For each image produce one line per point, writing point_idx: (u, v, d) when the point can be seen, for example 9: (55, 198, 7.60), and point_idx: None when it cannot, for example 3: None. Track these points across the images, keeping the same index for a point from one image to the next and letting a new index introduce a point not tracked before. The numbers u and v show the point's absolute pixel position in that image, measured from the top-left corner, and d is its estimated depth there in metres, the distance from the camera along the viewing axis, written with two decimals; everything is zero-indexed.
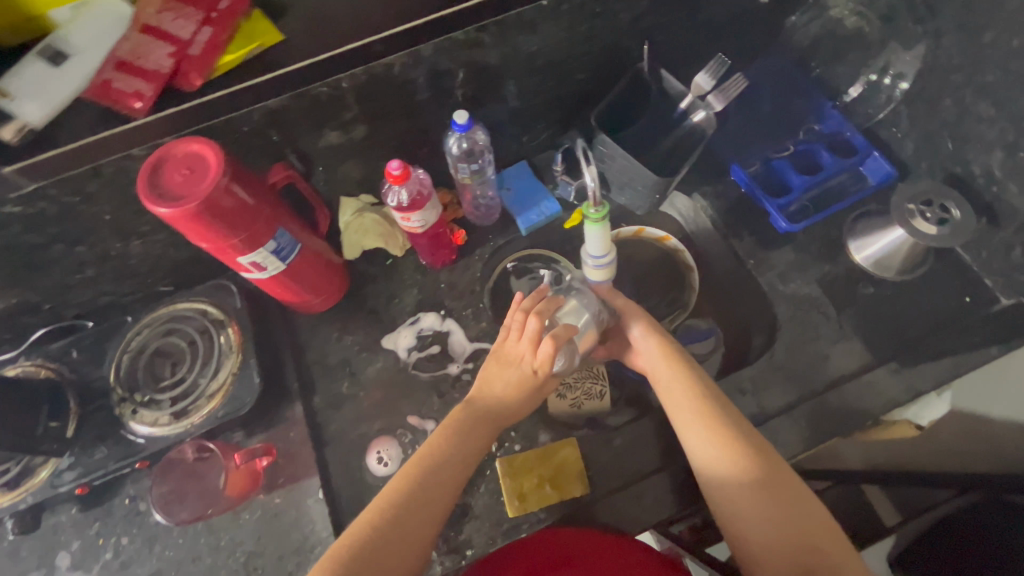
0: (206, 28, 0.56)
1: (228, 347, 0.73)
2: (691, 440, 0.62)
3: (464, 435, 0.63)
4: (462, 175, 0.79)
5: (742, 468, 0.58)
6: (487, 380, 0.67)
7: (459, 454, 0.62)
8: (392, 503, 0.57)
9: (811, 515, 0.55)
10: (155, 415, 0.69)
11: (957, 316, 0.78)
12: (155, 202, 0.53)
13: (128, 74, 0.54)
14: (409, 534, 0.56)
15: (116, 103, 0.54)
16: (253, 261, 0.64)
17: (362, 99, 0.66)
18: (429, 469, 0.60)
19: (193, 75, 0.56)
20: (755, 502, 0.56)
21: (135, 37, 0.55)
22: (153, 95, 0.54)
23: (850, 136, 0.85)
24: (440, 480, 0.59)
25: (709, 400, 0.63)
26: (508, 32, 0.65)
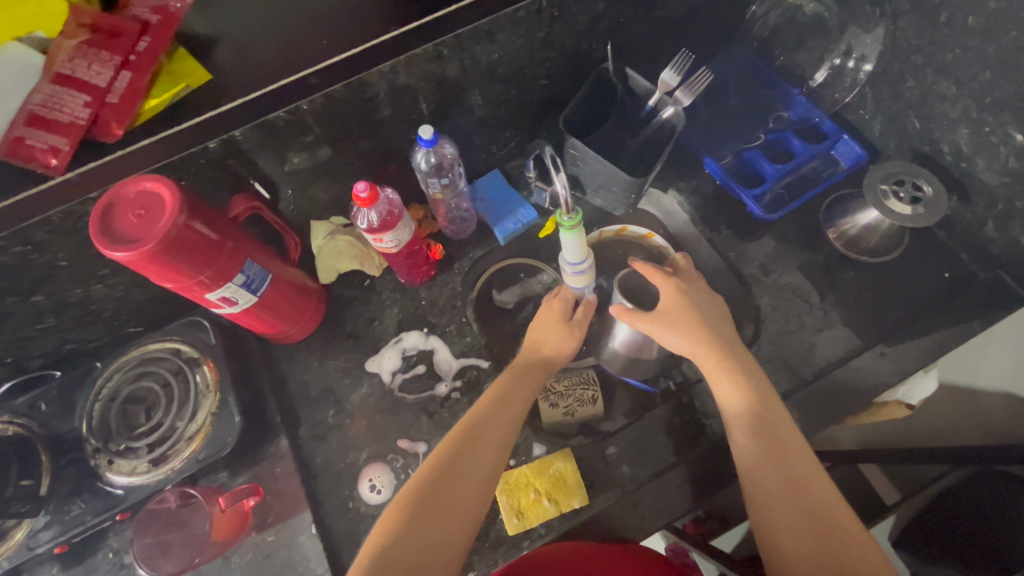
0: (124, 72, 0.53)
1: (205, 386, 0.70)
2: (739, 447, 0.59)
3: (525, 374, 0.67)
4: (433, 190, 0.77)
5: (789, 483, 0.54)
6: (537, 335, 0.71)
7: (521, 392, 0.65)
8: (458, 444, 0.59)
9: (858, 545, 0.49)
10: (132, 463, 0.67)
11: (938, 292, 0.79)
12: (110, 247, 0.51)
13: (41, 128, 0.51)
14: (473, 467, 0.57)
15: (30, 161, 0.51)
16: (221, 296, 0.62)
17: (323, 121, 0.64)
18: (493, 408, 0.62)
19: (113, 125, 0.53)
20: (794, 518, 0.52)
21: (46, 88, 0.52)
22: (71, 150, 0.52)
23: (818, 121, 0.85)
24: (501, 419, 0.61)
25: (767, 410, 0.60)
26: (467, 44, 0.63)
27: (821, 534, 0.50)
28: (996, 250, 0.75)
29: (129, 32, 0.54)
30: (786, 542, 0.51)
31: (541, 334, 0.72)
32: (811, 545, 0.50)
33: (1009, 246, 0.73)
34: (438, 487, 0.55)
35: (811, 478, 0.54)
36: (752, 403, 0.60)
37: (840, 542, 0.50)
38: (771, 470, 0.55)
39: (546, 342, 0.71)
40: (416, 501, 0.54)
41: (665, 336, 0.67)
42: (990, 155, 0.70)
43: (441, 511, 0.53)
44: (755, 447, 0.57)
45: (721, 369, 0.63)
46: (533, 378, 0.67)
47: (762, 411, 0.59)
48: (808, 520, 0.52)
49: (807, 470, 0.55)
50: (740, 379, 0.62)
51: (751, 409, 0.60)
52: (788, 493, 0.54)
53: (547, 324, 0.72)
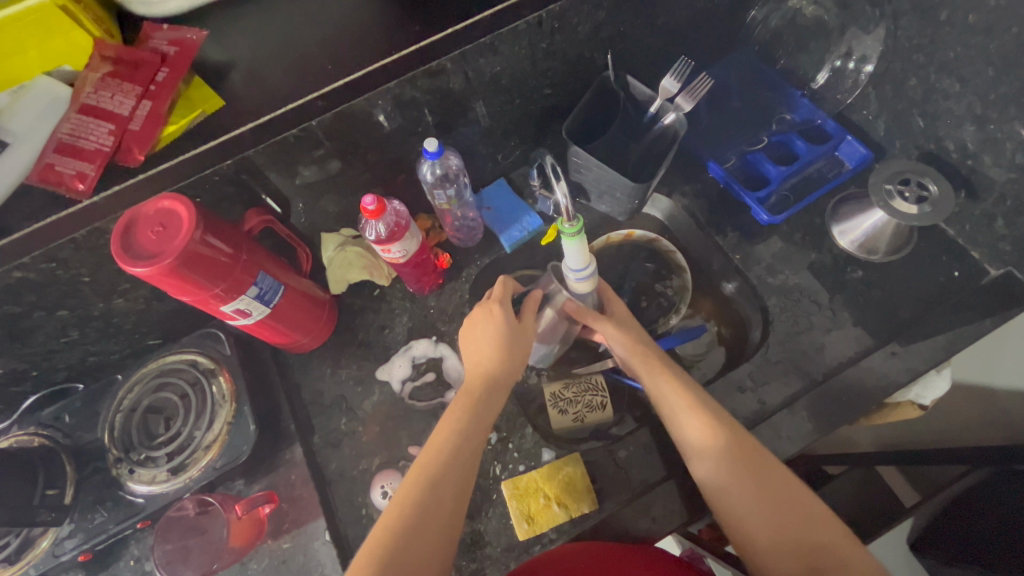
0: (145, 101, 0.56)
1: (221, 396, 0.72)
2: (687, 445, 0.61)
3: (476, 408, 0.63)
4: (439, 201, 0.79)
5: (741, 466, 0.57)
6: (476, 350, 0.67)
7: (472, 429, 0.61)
8: (411, 499, 0.55)
9: (810, 510, 0.54)
10: (152, 472, 0.68)
11: (949, 291, 0.78)
12: (130, 263, 0.53)
13: (70, 155, 0.54)
14: (431, 525, 0.54)
15: (59, 186, 0.54)
16: (236, 308, 0.64)
17: (332, 136, 0.66)
18: (446, 454, 0.58)
19: (134, 150, 0.55)
20: (757, 505, 0.55)
21: (74, 117, 0.55)
22: (97, 175, 0.54)
23: (822, 122, 0.85)
24: (454, 464, 0.58)
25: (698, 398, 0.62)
26: (470, 58, 0.65)
27: (782, 509, 0.55)
28: (1007, 247, 0.75)
29: (149, 63, 0.57)
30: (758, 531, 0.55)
31: (479, 349, 0.67)
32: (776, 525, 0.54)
33: (1020, 242, 0.73)
34: (398, 550, 0.51)
35: (755, 455, 0.58)
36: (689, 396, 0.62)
37: (797, 513, 0.54)
38: (724, 461, 0.58)
39: (488, 365, 0.65)
40: (382, 558, 0.51)
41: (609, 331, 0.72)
42: (997, 152, 0.70)
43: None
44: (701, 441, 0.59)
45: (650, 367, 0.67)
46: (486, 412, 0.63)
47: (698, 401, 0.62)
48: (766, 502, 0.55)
49: (752, 449, 0.59)
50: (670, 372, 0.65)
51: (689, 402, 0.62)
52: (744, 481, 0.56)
53: (487, 344, 0.66)
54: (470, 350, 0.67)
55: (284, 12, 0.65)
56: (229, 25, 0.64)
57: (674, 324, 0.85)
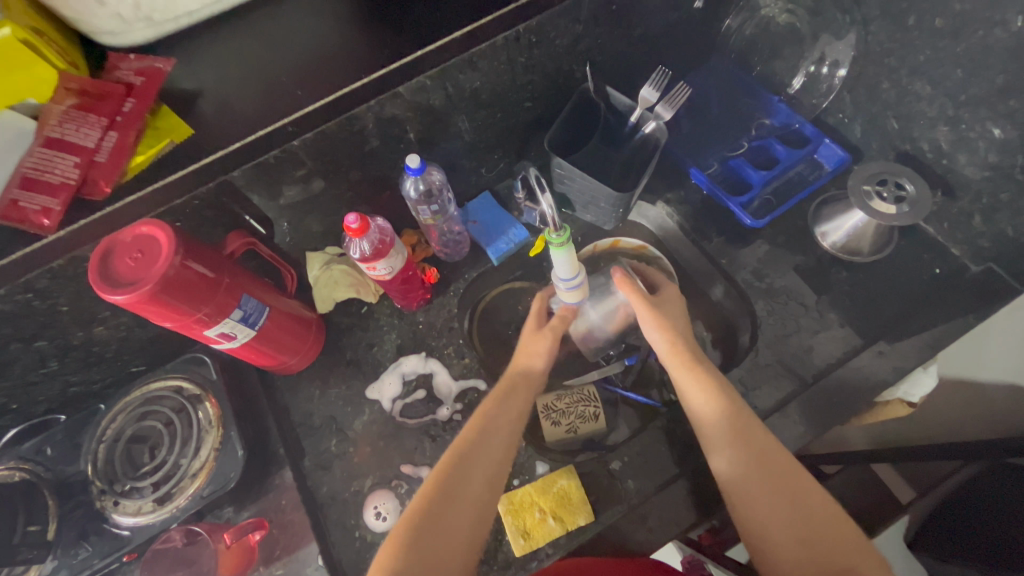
0: (111, 133, 0.55)
1: (208, 422, 0.71)
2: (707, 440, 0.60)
3: (519, 390, 0.67)
4: (423, 217, 0.78)
5: (768, 477, 0.55)
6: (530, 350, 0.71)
7: (508, 408, 0.64)
8: (447, 471, 0.58)
9: (838, 535, 0.51)
10: (138, 503, 0.67)
11: (932, 288, 0.79)
12: (109, 291, 0.52)
13: (33, 190, 0.53)
14: (467, 491, 0.57)
15: (23, 223, 0.53)
16: (221, 332, 0.63)
17: (314, 155, 0.66)
18: (494, 427, 0.62)
19: (101, 182, 0.54)
20: (780, 516, 0.53)
21: (38, 151, 0.53)
22: (62, 210, 0.53)
23: (800, 127, 0.87)
24: (494, 440, 0.61)
25: (733, 407, 0.61)
26: (449, 74, 0.65)
27: (807, 525, 0.52)
28: (985, 243, 0.76)
29: (113, 95, 0.56)
30: (776, 542, 0.52)
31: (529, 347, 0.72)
32: (796, 537, 0.52)
33: (997, 238, 0.74)
34: (433, 513, 0.55)
35: (787, 470, 0.56)
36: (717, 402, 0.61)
37: (824, 531, 0.51)
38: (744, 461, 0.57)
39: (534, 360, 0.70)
40: (415, 527, 0.54)
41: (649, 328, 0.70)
42: (970, 151, 0.71)
43: (438, 537, 0.53)
44: (730, 449, 0.58)
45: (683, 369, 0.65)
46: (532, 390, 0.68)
47: (729, 408, 0.60)
48: (791, 512, 0.53)
49: (784, 463, 0.56)
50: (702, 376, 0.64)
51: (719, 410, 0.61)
52: (767, 489, 0.55)
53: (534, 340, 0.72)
54: (523, 348, 0.72)
55: (262, 34, 0.65)
56: (206, 48, 0.64)
57: None
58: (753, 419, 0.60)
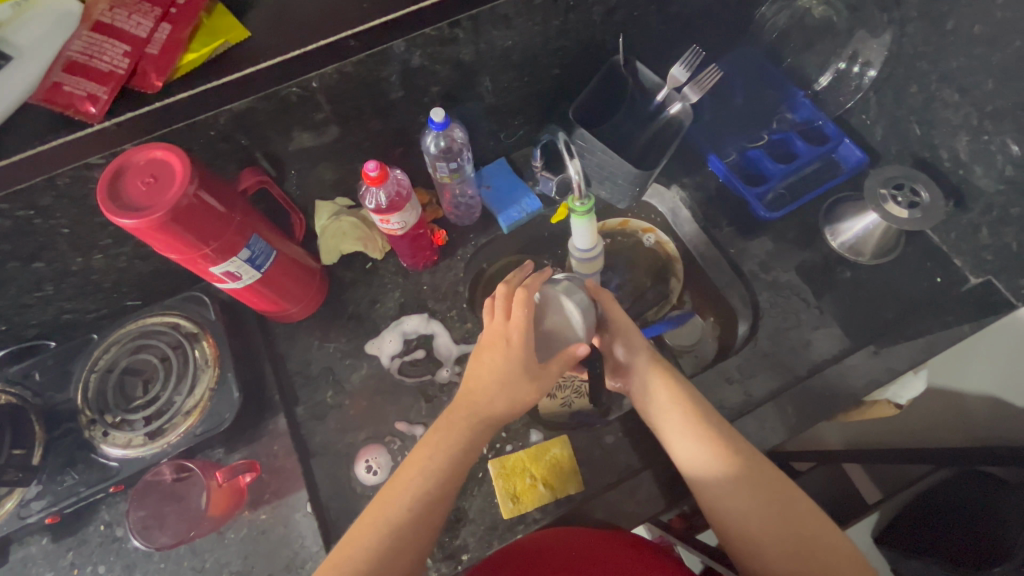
0: (164, 25, 0.54)
1: (204, 361, 0.70)
2: (676, 440, 0.61)
3: (468, 438, 0.59)
4: (440, 174, 0.77)
5: (749, 487, 0.56)
6: (481, 382, 0.59)
7: (457, 461, 0.58)
8: (378, 540, 0.54)
9: (805, 517, 0.55)
10: (128, 436, 0.66)
11: (930, 296, 0.80)
12: (117, 212, 0.50)
13: (78, 75, 0.52)
14: (400, 559, 0.53)
15: (68, 108, 0.52)
16: (226, 270, 0.62)
17: (335, 98, 0.64)
18: (426, 484, 0.57)
19: (152, 76, 0.53)
20: (749, 506, 0.56)
21: (86, 36, 0.52)
22: (109, 98, 0.52)
23: (821, 125, 0.87)
24: (436, 499, 0.56)
25: (694, 408, 0.62)
26: (482, 27, 0.64)
27: (777, 514, 0.55)
28: (989, 256, 0.77)
29: None
30: (755, 547, 0.55)
31: (482, 382, 0.59)
32: (774, 542, 0.54)
33: (1001, 252, 0.75)
34: None
35: (756, 470, 0.58)
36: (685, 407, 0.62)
37: (802, 531, 0.54)
38: (719, 458, 0.58)
39: (492, 403, 0.59)
40: None
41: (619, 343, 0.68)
42: (988, 163, 0.71)
43: None
44: (703, 452, 0.59)
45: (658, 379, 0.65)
46: (472, 441, 0.59)
47: (684, 397, 0.63)
48: (764, 510, 0.55)
49: (746, 450, 0.59)
50: (668, 382, 0.64)
51: (692, 418, 0.61)
52: (741, 486, 0.56)
53: (488, 379, 0.59)
54: (475, 380, 0.60)
55: None
56: None
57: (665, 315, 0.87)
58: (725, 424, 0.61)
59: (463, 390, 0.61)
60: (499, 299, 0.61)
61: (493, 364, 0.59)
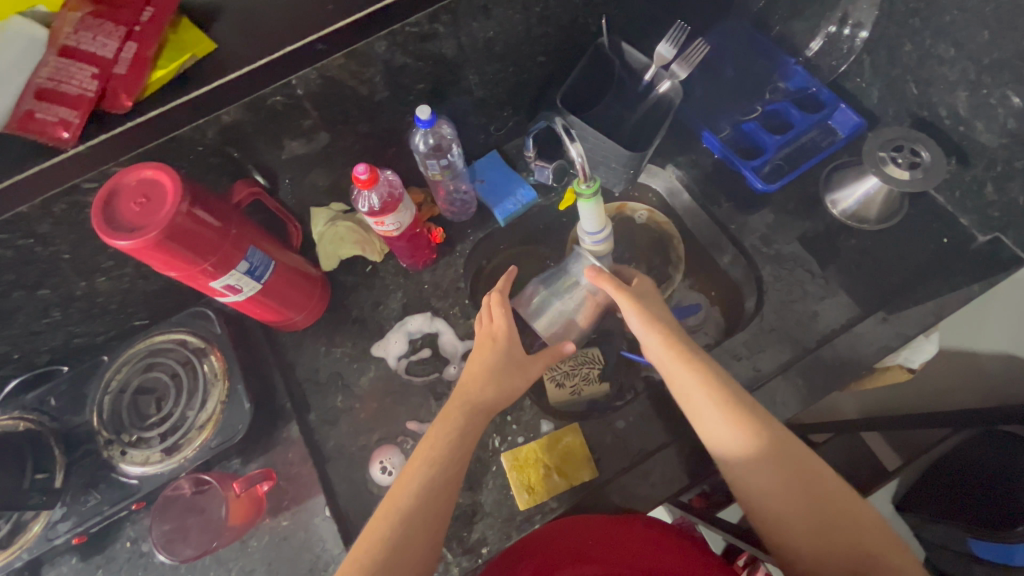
0: (130, 43, 0.52)
1: (213, 375, 0.70)
2: (704, 423, 0.59)
3: (467, 425, 0.61)
4: (431, 171, 0.77)
5: (780, 470, 0.55)
6: (473, 373, 0.64)
7: (460, 448, 0.60)
8: (389, 531, 0.54)
9: (836, 498, 0.54)
10: (146, 453, 0.67)
11: (938, 257, 0.79)
12: (112, 235, 0.51)
13: (50, 102, 0.51)
14: (413, 548, 0.53)
15: (41, 135, 0.51)
16: (226, 284, 0.62)
17: (320, 104, 0.64)
18: (431, 474, 0.57)
19: (122, 96, 0.52)
20: (779, 489, 0.55)
21: (54, 61, 0.51)
22: (81, 123, 0.51)
23: (816, 91, 0.85)
24: (443, 487, 0.57)
25: (723, 390, 0.59)
26: (461, 20, 0.63)
27: (808, 496, 0.54)
28: (995, 213, 0.75)
29: (134, 4, 0.54)
30: (785, 528, 0.54)
31: (475, 373, 0.64)
32: (803, 523, 0.54)
33: (1008, 208, 0.73)
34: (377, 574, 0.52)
35: (787, 452, 0.56)
36: (714, 390, 0.59)
37: (833, 513, 0.53)
38: (750, 442, 0.57)
39: (484, 390, 0.63)
40: None
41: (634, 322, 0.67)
42: (988, 118, 0.70)
43: None
44: (733, 436, 0.57)
45: (690, 363, 0.61)
46: (470, 430, 0.61)
47: (712, 380, 0.60)
48: (795, 493, 0.54)
49: (776, 432, 0.57)
50: (694, 364, 0.61)
51: (721, 402, 0.59)
52: (772, 470, 0.55)
53: (479, 371, 0.64)
54: (467, 372, 0.65)
55: None
56: None
57: (671, 295, 0.86)
58: (757, 407, 0.59)
59: (457, 384, 0.65)
60: (484, 308, 0.69)
61: (480, 356, 0.65)
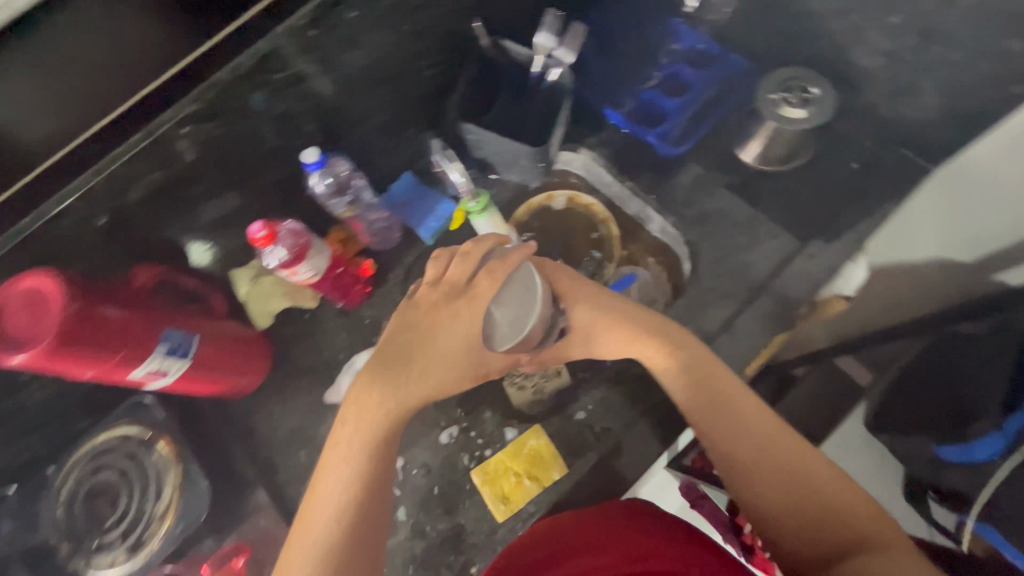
0: None
1: (164, 463, 0.70)
2: (693, 417, 0.57)
3: (396, 428, 0.51)
4: (339, 210, 0.78)
5: (768, 463, 0.53)
6: (418, 359, 0.52)
7: (383, 464, 0.50)
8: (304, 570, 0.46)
9: (828, 491, 0.51)
10: (112, 554, 0.67)
11: (851, 184, 0.81)
12: (9, 350, 0.50)
13: None
14: None
15: None
16: (149, 370, 0.60)
17: (208, 167, 0.63)
18: (349, 492, 0.48)
19: None
20: (768, 481, 0.52)
21: None
22: None
23: (704, 46, 0.85)
24: (363, 510, 0.48)
25: (713, 385, 0.57)
26: (329, 56, 0.62)
27: (799, 488, 0.52)
28: None
29: None
30: (776, 520, 0.52)
31: (419, 352, 0.52)
32: (794, 515, 0.51)
33: None
34: None
35: (777, 445, 0.54)
36: (700, 385, 0.57)
37: (824, 505, 0.51)
38: (739, 435, 0.54)
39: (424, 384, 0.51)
40: None
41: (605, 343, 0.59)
42: (864, 42, 0.72)
43: None
44: (719, 430, 0.55)
45: (657, 347, 0.58)
46: (394, 431, 0.51)
47: (700, 375, 0.57)
48: (784, 484, 0.52)
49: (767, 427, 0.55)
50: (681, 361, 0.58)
51: (710, 395, 0.56)
52: (760, 462, 0.53)
53: (428, 355, 0.52)
54: (408, 352, 0.52)
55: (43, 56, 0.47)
56: None
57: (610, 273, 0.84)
58: (752, 402, 0.56)
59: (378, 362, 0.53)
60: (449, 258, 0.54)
61: (429, 341, 0.52)
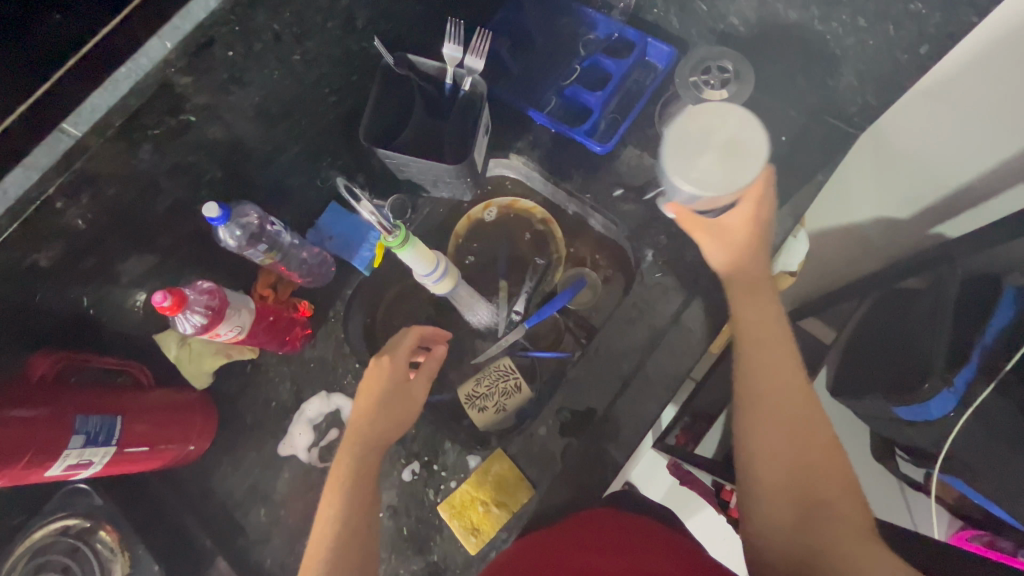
0: None
1: (110, 550, 0.66)
2: (744, 364, 0.59)
3: (362, 465, 0.59)
4: (257, 258, 0.72)
5: (790, 432, 0.55)
6: (363, 403, 0.61)
7: (361, 492, 0.57)
8: None
9: (830, 482, 0.53)
10: None
11: (783, 157, 0.80)
12: None
13: None
14: None
15: None
16: (69, 465, 0.56)
17: (101, 237, 0.59)
18: (335, 526, 0.55)
19: None
20: (779, 444, 0.55)
21: None
22: None
23: (621, 33, 0.83)
24: (348, 536, 0.55)
25: (782, 349, 0.59)
26: (215, 101, 0.58)
27: (804, 466, 0.54)
28: None
29: None
30: (766, 481, 0.54)
31: (365, 400, 0.62)
32: (786, 485, 0.53)
33: None
34: None
35: (806, 420, 0.56)
36: (763, 343, 0.59)
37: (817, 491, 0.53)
38: (780, 398, 0.56)
39: (373, 423, 0.60)
40: None
41: (713, 241, 0.63)
42: None
43: None
44: (765, 386, 0.57)
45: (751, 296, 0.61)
46: (363, 466, 0.59)
47: (775, 335, 0.59)
48: (791, 454, 0.54)
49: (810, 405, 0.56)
50: (762, 317, 0.60)
51: (768, 354, 0.58)
52: (783, 426, 0.55)
53: (368, 402, 0.61)
54: (358, 400, 0.62)
55: None
56: None
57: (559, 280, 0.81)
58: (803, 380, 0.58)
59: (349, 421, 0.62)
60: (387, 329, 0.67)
61: (369, 385, 0.62)
